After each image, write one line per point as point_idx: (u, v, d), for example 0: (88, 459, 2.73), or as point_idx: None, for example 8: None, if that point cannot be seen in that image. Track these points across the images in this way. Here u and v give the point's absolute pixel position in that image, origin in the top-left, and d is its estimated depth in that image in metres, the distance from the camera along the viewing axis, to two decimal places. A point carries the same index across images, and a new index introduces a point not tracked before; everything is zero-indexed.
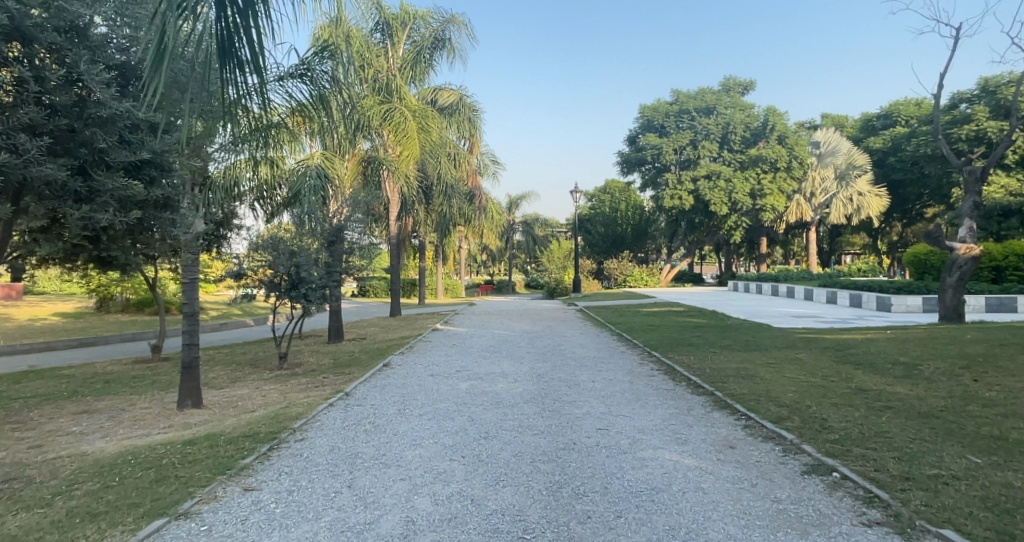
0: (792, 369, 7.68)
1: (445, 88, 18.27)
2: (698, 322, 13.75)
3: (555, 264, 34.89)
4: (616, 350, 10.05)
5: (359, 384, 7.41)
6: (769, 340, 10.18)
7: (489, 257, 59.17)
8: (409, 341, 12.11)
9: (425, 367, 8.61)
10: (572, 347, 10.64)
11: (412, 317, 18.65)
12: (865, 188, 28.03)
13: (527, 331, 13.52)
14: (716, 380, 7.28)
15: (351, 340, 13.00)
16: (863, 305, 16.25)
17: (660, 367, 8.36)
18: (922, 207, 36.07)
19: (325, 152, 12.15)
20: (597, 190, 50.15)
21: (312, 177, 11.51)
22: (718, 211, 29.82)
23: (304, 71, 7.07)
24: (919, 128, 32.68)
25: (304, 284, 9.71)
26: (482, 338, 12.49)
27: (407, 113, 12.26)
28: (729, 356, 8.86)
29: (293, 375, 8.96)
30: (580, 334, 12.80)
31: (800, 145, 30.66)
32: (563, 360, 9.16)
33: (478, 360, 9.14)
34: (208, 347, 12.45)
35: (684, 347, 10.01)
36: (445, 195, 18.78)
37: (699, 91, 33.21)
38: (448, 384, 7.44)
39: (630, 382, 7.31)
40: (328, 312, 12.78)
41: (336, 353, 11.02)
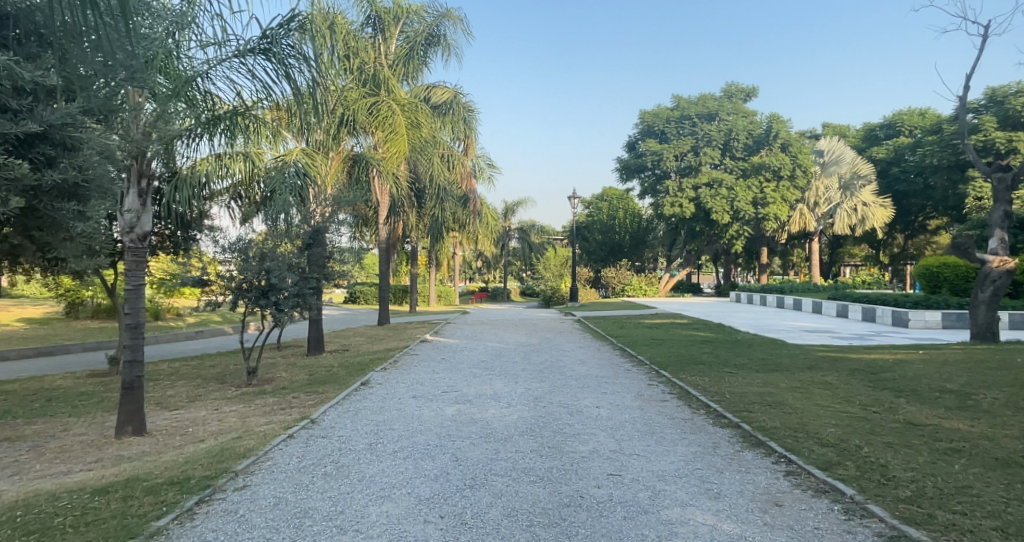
0: (823, 394, 6.78)
1: (439, 86, 17.46)
2: (705, 336, 12.86)
3: (552, 272, 34.06)
4: (620, 368, 9.14)
5: (329, 408, 6.45)
6: (789, 358, 9.30)
7: (484, 265, 58.23)
8: (394, 355, 11.18)
9: (408, 386, 7.68)
10: (572, 363, 9.73)
11: (401, 327, 17.69)
12: (870, 198, 27.41)
13: (523, 344, 12.60)
14: (739, 406, 6.39)
15: (332, 352, 12.07)
16: (877, 319, 15.40)
17: (671, 390, 7.45)
18: (925, 219, 35.45)
19: (307, 147, 11.24)
20: (595, 198, 49.43)
21: (291, 174, 10.50)
22: (720, 219, 29.03)
23: (268, 45, 5.87)
24: (924, 138, 32.06)
25: (275, 291, 8.77)
26: (474, 352, 11.57)
27: (396, 106, 11.36)
28: (749, 378, 7.96)
29: (259, 395, 8.00)
30: (579, 348, 11.89)
31: (804, 153, 30.02)
32: (562, 379, 8.24)
33: (468, 379, 8.21)
34: (177, 358, 11.48)
35: (696, 365, 9.12)
36: (437, 197, 17.89)
37: (700, 97, 32.49)
38: (433, 408, 6.50)
39: (640, 409, 6.40)
40: (308, 322, 11.86)
41: (313, 367, 10.08)
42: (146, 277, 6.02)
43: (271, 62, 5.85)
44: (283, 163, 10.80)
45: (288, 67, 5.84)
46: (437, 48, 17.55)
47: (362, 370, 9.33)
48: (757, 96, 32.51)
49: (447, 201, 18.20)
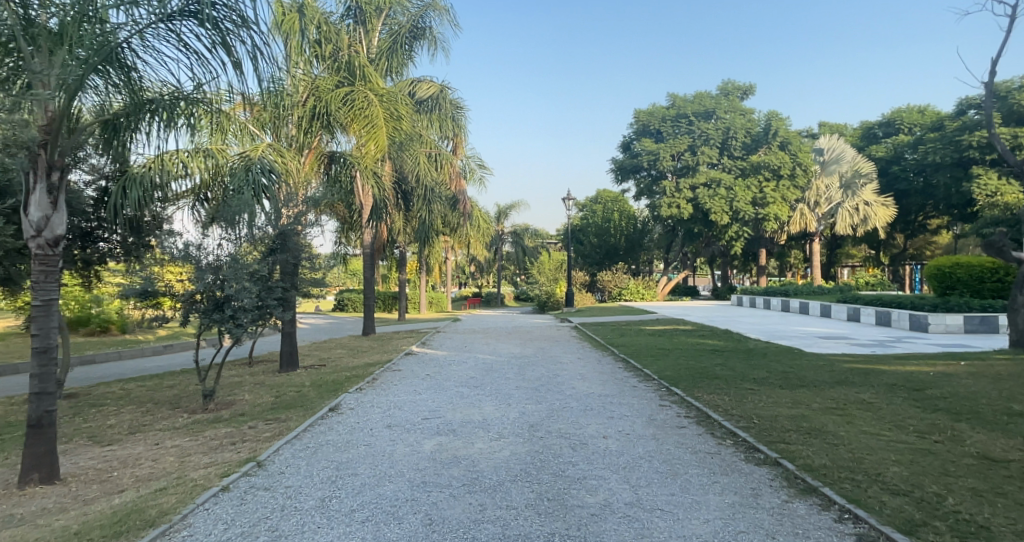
0: (866, 418, 5.79)
1: (424, 80, 16.55)
2: (713, 345, 11.90)
3: (547, 276, 33.09)
4: (626, 386, 8.14)
5: (285, 445, 5.41)
6: (812, 372, 8.33)
7: (477, 270, 57.20)
8: (375, 370, 10.16)
9: (384, 412, 6.64)
10: (571, 380, 8.73)
11: (387, 337, 16.66)
12: (872, 197, 26.71)
13: (516, 356, 11.60)
14: (768, 432, 5.41)
15: (307, 368, 11.03)
16: (893, 323, 14.48)
17: (687, 413, 6.45)
18: (926, 218, 34.80)
19: (274, 144, 10.18)
20: (589, 200, 48.57)
21: (255, 171, 9.42)
22: (719, 220, 28.15)
23: (197, 7, 4.75)
24: (925, 136, 31.40)
25: (230, 304, 7.71)
26: (463, 366, 10.54)
27: (373, 96, 10.37)
28: (773, 395, 6.99)
29: (212, 424, 6.95)
30: (578, 361, 10.89)
31: (803, 151, 29.30)
32: (561, 400, 7.23)
33: (454, 402, 7.19)
34: (134, 377, 10.39)
35: (708, 380, 8.17)
36: (425, 200, 16.82)
37: (696, 94, 31.59)
38: (409, 443, 5.48)
39: (654, 441, 5.41)
40: (282, 335, 10.90)
41: (281, 387, 9.03)
42: (59, 291, 4.98)
43: (203, 27, 4.74)
44: (248, 158, 9.66)
45: (225, 32, 4.74)
46: (423, 41, 16.58)
47: (335, 390, 8.33)
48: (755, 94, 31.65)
49: (435, 203, 17.16)
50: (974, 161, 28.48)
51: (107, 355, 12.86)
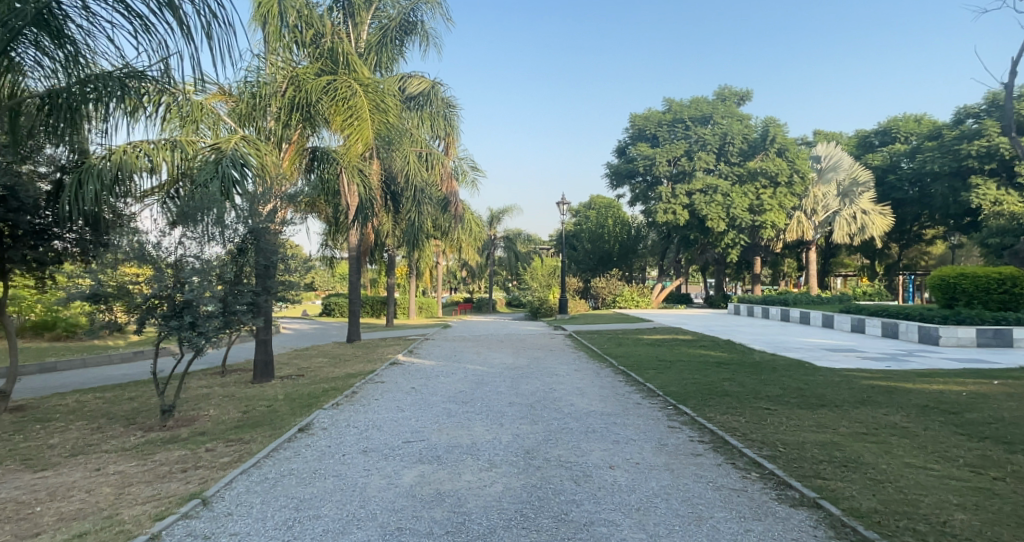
0: (906, 446, 5.11)
1: (414, 75, 15.93)
2: (717, 357, 11.25)
3: (539, 282, 32.42)
4: (629, 404, 7.43)
5: (241, 477, 4.64)
6: (830, 389, 7.68)
7: (469, 275, 56.36)
8: (356, 382, 9.41)
9: (360, 434, 5.89)
10: (569, 395, 8.02)
11: (373, 344, 15.92)
12: (869, 206, 27.00)
13: (509, 367, 10.88)
14: (798, 464, 4.73)
15: (283, 379, 10.26)
16: (900, 335, 13.91)
17: (701, 437, 5.76)
18: (921, 228, 34.58)
19: (248, 137, 9.36)
20: (582, 206, 48.04)
21: (226, 166, 8.60)
22: (715, 227, 27.62)
23: None
24: (923, 145, 31.21)
25: (191, 309, 6.87)
26: (452, 377, 9.81)
27: (358, 86, 9.66)
28: (794, 417, 6.32)
29: (167, 446, 6.17)
30: (574, 373, 10.18)
31: (800, 158, 28.91)
32: (559, 420, 6.52)
33: (440, 421, 6.45)
34: (92, 388, 9.52)
35: (718, 397, 7.50)
36: (414, 201, 16.09)
37: (693, 99, 31.12)
38: (386, 473, 4.74)
39: (667, 473, 4.70)
40: (256, 343, 10.13)
41: (251, 402, 8.28)
42: None
43: None
44: (220, 149, 8.88)
45: None
46: (414, 35, 15.92)
47: (309, 405, 7.58)
48: (752, 99, 31.23)
49: (424, 205, 16.46)
50: (972, 171, 28.19)
51: (70, 362, 11.95)
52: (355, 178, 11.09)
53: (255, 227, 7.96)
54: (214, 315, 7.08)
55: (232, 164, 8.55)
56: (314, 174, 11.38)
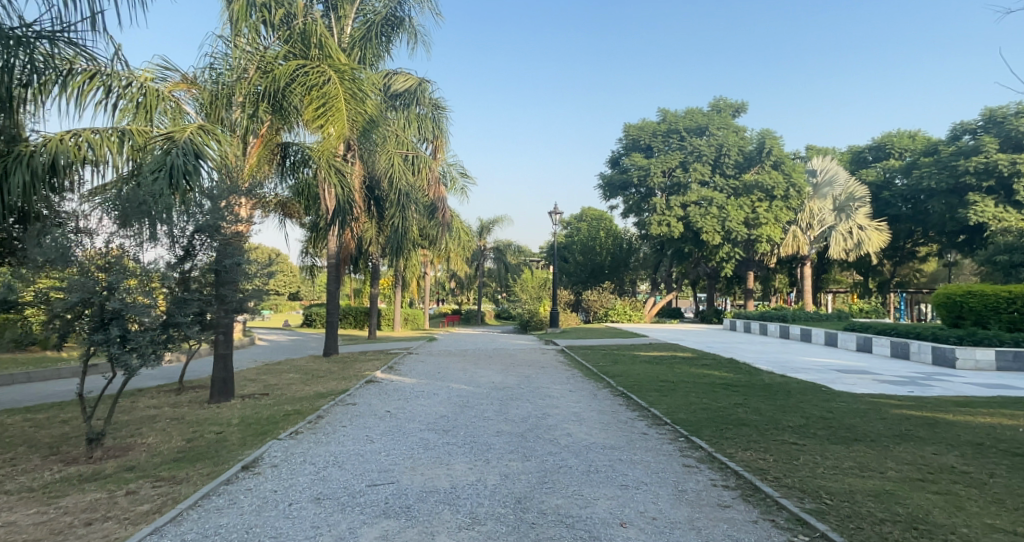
0: (980, 500, 4.19)
1: (399, 72, 15.10)
2: (722, 378, 10.40)
3: (529, 293, 31.55)
4: (635, 435, 6.49)
5: (150, 539, 3.60)
6: (859, 420, 6.79)
7: (457, 286, 55.26)
8: (324, 402, 8.41)
9: (316, 474, 4.88)
10: (564, 423, 7.05)
11: (352, 358, 14.90)
12: (864, 223, 26.73)
13: (497, 387, 9.91)
14: (856, 524, 3.78)
15: (245, 398, 9.23)
16: (911, 356, 13.12)
17: (725, 481, 4.81)
18: (915, 244, 34.25)
19: (206, 125, 8.14)
20: (573, 218, 47.33)
21: (178, 154, 7.30)
22: (711, 240, 26.91)
23: None
24: (919, 161, 30.91)
25: (120, 320, 5.64)
26: (433, 398, 8.81)
27: (332, 73, 8.72)
28: (830, 456, 5.38)
29: (82, 485, 5.09)
30: (569, 395, 9.22)
31: (796, 171, 28.29)
32: (555, 456, 5.56)
33: (415, 458, 5.45)
34: (25, 408, 8.40)
35: (732, 427, 6.60)
36: (398, 205, 15.12)
37: (688, 110, 30.57)
38: (340, 532, 3.74)
39: (695, 533, 3.75)
40: (214, 358, 9.11)
41: (201, 428, 7.24)
42: None
43: None
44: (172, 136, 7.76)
45: None
46: (401, 31, 15.05)
47: (264, 432, 6.58)
48: (747, 112, 30.73)
49: (410, 210, 15.52)
50: (969, 189, 27.84)
51: (11, 377, 10.77)
52: (334, 177, 10.16)
53: (212, 223, 6.74)
54: (150, 328, 5.88)
55: (182, 154, 7.39)
56: (289, 175, 10.47)
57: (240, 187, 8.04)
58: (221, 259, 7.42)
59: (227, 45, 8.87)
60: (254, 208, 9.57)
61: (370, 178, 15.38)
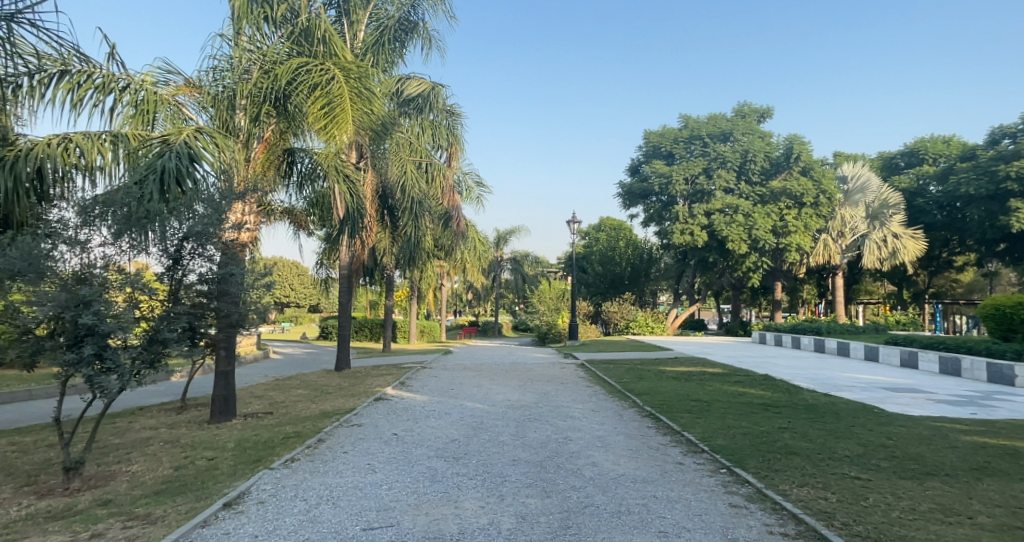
0: None
1: (412, 77, 14.68)
2: (758, 398, 9.58)
3: (548, 305, 30.83)
4: (669, 466, 5.75)
5: None
6: (927, 449, 5.94)
7: (475, 297, 54.70)
8: (329, 423, 7.82)
9: (306, 514, 4.26)
10: (588, 451, 6.33)
11: (364, 373, 14.35)
12: (900, 230, 25.91)
13: (514, 406, 9.23)
14: None
15: (248, 418, 8.69)
16: (963, 374, 12.05)
17: (783, 528, 4.05)
18: (952, 253, 32.76)
19: (204, 129, 7.65)
20: (592, 228, 46.54)
21: (171, 157, 6.74)
22: (736, 249, 25.94)
23: None
24: (956, 165, 29.55)
25: (96, 338, 5.08)
26: (444, 419, 8.14)
27: (337, 71, 8.22)
28: (904, 496, 4.56)
29: (48, 523, 4.53)
30: (592, 416, 8.48)
31: (827, 177, 27.06)
32: (580, 493, 4.85)
33: (419, 493, 4.79)
34: (18, 429, 7.97)
35: (781, 457, 5.81)
36: (411, 214, 14.65)
37: (710, 116, 29.73)
38: None
39: None
40: (214, 376, 8.62)
41: (194, 453, 6.68)
42: None
43: None
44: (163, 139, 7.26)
45: None
46: (415, 36, 14.64)
47: (258, 458, 6.00)
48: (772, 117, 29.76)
49: (423, 219, 15.01)
50: (1010, 195, 26.49)
51: (14, 394, 10.43)
52: (341, 184, 9.66)
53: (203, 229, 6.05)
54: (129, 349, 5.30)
55: (176, 157, 6.82)
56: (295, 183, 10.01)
57: (238, 193, 7.48)
58: (214, 268, 6.87)
59: (230, 45, 8.44)
60: (257, 215, 9.11)
61: (382, 186, 14.93)
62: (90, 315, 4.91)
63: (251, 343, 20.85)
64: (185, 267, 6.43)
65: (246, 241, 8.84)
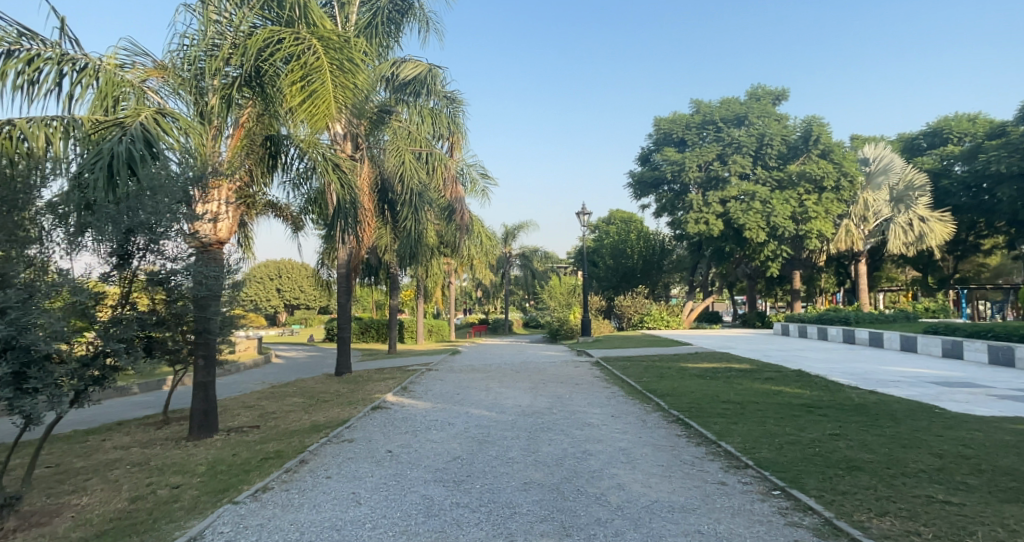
0: None
1: (408, 59, 13.84)
2: (797, 397, 8.61)
3: (559, 301, 29.90)
4: (711, 488, 4.81)
5: None
6: (1021, 460, 4.94)
7: (484, 294, 53.85)
8: (316, 439, 6.95)
9: None
10: (612, 469, 5.40)
11: (365, 377, 13.54)
12: (926, 213, 25.08)
13: (526, 413, 8.33)
14: None
15: (230, 434, 7.87)
16: (1017, 363, 10.99)
17: None
18: (979, 236, 31.36)
19: (167, 111, 6.74)
20: (601, 221, 45.47)
21: (122, 142, 5.71)
22: (754, 238, 24.82)
23: None
24: (984, 144, 28.15)
25: (21, 353, 4.10)
26: (447, 430, 7.26)
27: (313, 39, 7.26)
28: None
29: None
30: (613, 423, 7.54)
31: (848, 159, 25.64)
32: (608, 530, 3.92)
33: (410, 533, 3.91)
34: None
35: (843, 474, 4.85)
36: (411, 207, 13.76)
37: (723, 100, 28.52)
38: None
39: None
40: (192, 388, 7.81)
41: (159, 479, 5.85)
42: None
43: None
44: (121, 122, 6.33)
45: None
46: (410, 18, 13.74)
47: (227, 487, 5.13)
48: (789, 99, 28.50)
49: (424, 212, 14.15)
50: None
51: None
52: (331, 173, 8.81)
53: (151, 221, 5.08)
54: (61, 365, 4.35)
55: (130, 140, 5.81)
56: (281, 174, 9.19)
57: (204, 180, 6.53)
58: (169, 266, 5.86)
59: (197, 17, 7.56)
60: (238, 209, 8.33)
61: (381, 178, 14.15)
62: (4, 325, 3.93)
63: (252, 348, 20.15)
64: (134, 264, 5.47)
65: (224, 238, 8.01)
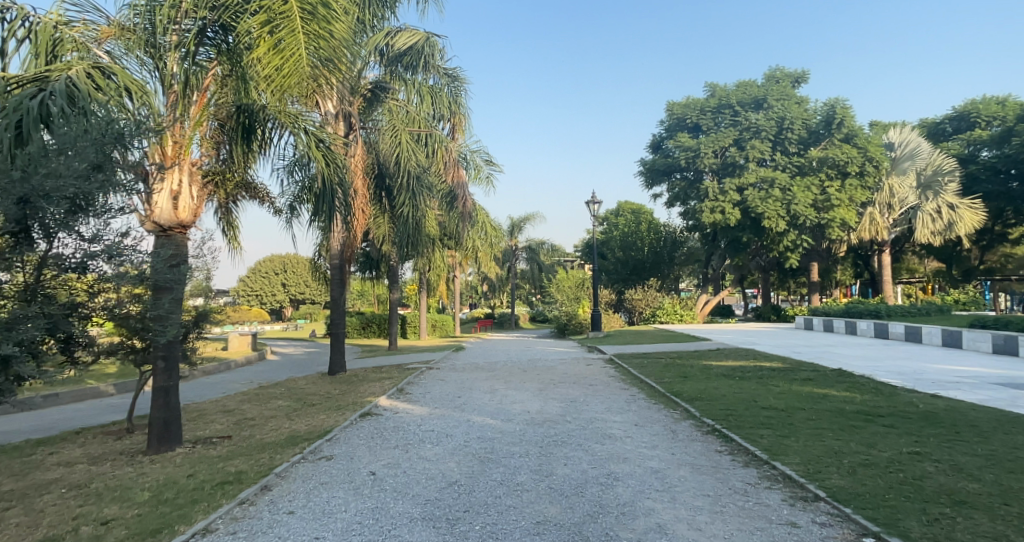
0: None
1: (402, 29, 12.69)
2: (848, 402, 7.46)
3: (566, 294, 28.83)
4: (777, 531, 3.71)
5: None
6: None
7: (490, 288, 52.85)
8: (287, 456, 5.86)
9: None
10: (646, 501, 4.30)
11: (360, 377, 12.51)
12: (955, 200, 23.75)
13: (536, 421, 7.27)
14: None
15: (195, 446, 6.81)
16: None
17: None
18: (1007, 225, 29.96)
19: (106, 66, 5.69)
20: (610, 213, 44.25)
21: (39, 101, 4.57)
22: (774, 227, 23.58)
23: None
24: (1014, 128, 26.71)
25: None
26: (443, 444, 6.17)
27: None
28: None
29: None
30: (638, 435, 6.46)
31: (874, 144, 24.29)
32: None
33: None
34: None
35: (953, 515, 3.73)
36: (409, 191, 12.65)
37: (740, 82, 27.16)
38: None
39: None
40: (151, 393, 6.72)
41: (88, 510, 4.76)
42: None
43: None
44: (45, 78, 5.09)
45: None
46: None
47: (160, 526, 4.06)
48: (809, 81, 27.12)
49: (423, 198, 13.04)
50: None
51: None
52: (314, 150, 7.73)
53: (54, 185, 3.52)
54: None
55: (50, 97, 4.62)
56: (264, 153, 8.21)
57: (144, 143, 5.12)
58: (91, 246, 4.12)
59: None
60: (205, 189, 7.35)
61: (377, 162, 13.16)
62: None
63: (246, 344, 19.22)
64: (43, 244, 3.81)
65: (186, 221, 6.83)
